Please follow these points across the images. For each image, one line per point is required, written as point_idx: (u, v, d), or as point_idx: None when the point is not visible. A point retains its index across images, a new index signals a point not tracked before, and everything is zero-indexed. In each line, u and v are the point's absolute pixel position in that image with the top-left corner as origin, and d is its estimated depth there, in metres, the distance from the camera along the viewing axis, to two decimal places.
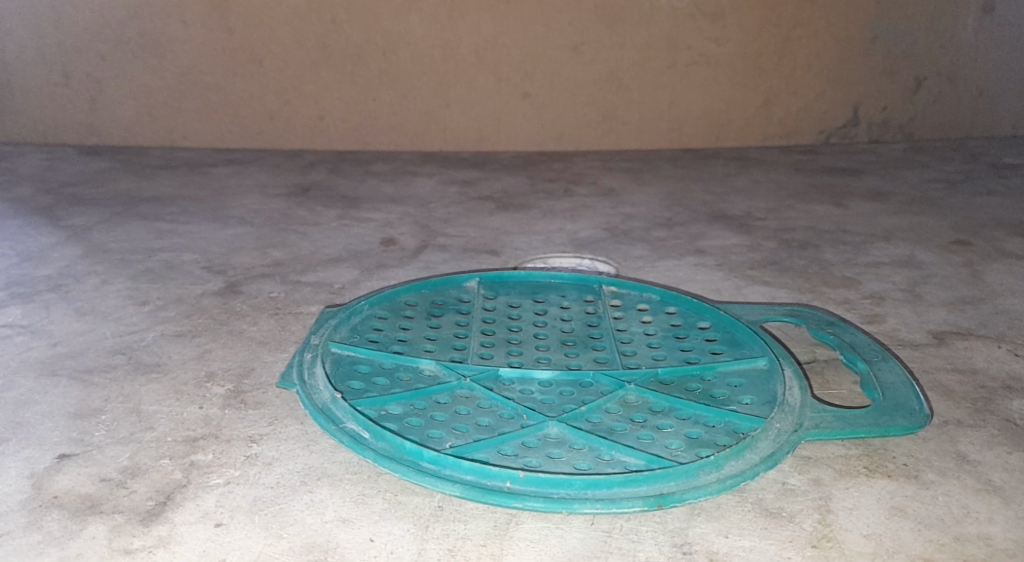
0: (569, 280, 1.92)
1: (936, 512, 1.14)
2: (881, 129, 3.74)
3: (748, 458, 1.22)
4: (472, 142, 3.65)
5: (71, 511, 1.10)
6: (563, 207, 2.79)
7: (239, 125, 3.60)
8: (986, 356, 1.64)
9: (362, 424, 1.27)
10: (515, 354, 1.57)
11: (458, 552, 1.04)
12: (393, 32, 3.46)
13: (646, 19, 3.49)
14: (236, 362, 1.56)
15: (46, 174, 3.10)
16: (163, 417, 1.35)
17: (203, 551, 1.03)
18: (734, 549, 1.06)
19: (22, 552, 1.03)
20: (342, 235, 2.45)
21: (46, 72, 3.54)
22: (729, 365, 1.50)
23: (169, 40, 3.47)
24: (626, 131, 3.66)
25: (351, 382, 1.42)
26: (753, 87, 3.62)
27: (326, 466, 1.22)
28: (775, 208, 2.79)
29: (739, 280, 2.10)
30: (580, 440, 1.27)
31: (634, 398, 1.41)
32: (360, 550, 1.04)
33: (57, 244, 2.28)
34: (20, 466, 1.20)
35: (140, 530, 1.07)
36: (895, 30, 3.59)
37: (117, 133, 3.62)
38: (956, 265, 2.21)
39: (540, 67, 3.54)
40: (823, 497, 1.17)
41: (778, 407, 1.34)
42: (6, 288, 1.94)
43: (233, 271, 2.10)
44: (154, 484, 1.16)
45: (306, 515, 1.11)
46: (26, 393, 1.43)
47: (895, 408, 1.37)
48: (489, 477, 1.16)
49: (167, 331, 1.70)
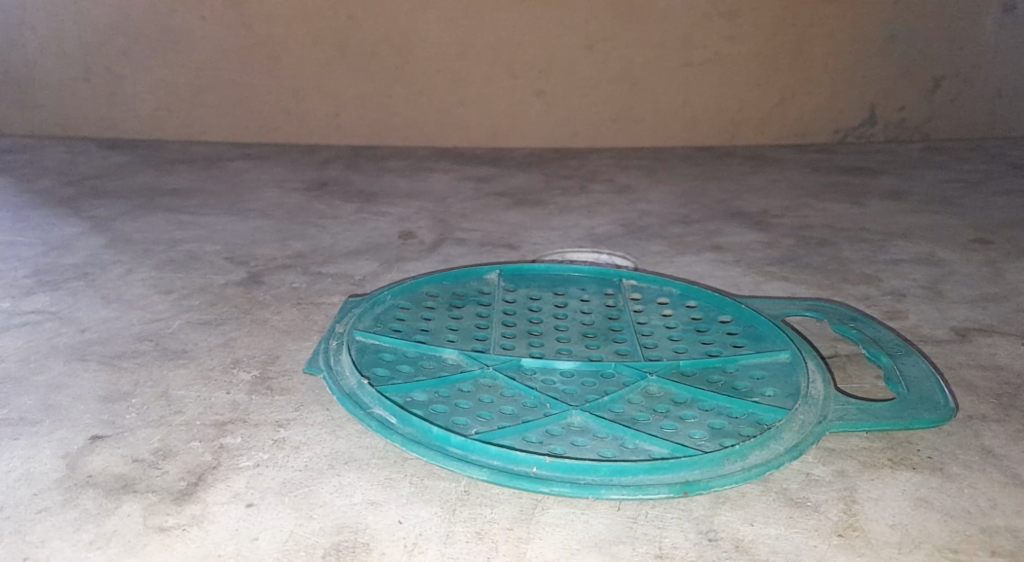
0: (588, 273, 1.93)
1: (962, 504, 1.14)
2: (898, 128, 3.73)
3: (772, 449, 1.22)
4: (489, 138, 3.66)
5: (105, 489, 1.12)
6: (580, 204, 2.80)
7: (257, 120, 3.63)
8: (1008, 352, 1.64)
9: (389, 410, 1.29)
10: (536, 345, 1.58)
11: (486, 535, 1.05)
12: (410, 29, 3.48)
13: (663, 17, 3.49)
14: (261, 349, 1.57)
15: (67, 166, 3.14)
16: (191, 401, 1.36)
17: (236, 530, 1.05)
18: (760, 537, 1.06)
19: (60, 528, 1.04)
20: (361, 229, 2.47)
21: (67, 66, 3.57)
22: (751, 358, 1.50)
23: (188, 35, 3.50)
24: (642, 129, 3.67)
25: (376, 369, 1.43)
26: (770, 86, 3.62)
27: (352, 451, 1.23)
28: (792, 206, 2.78)
29: (758, 276, 2.10)
30: (603, 429, 1.28)
31: (656, 389, 1.41)
32: (389, 532, 1.05)
33: (81, 234, 2.31)
34: (54, 446, 1.22)
35: (174, 509, 1.08)
36: (914, 30, 3.57)
37: (137, 128, 3.65)
38: (976, 263, 2.20)
39: (557, 65, 3.55)
40: (848, 487, 1.17)
41: (801, 399, 1.35)
42: (33, 276, 1.97)
43: (255, 262, 2.12)
44: (185, 465, 1.18)
45: (334, 497, 1.12)
46: (56, 377, 1.45)
47: (919, 402, 1.37)
48: (515, 463, 1.17)
49: (192, 319, 1.71)
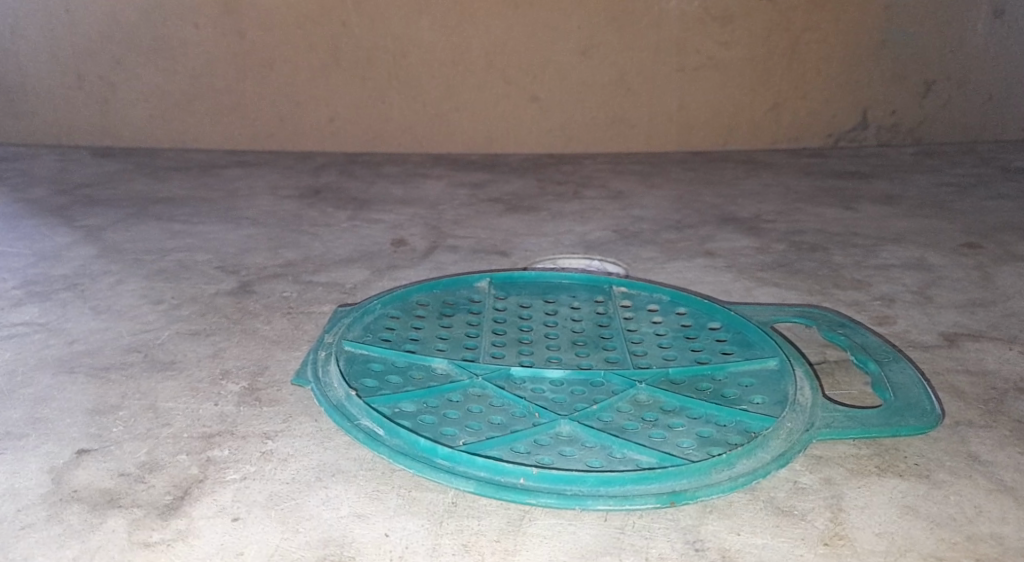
0: (579, 280, 1.93)
1: (948, 512, 1.14)
2: (889, 132, 3.74)
3: (760, 457, 1.23)
4: (481, 144, 3.66)
5: (90, 504, 1.12)
6: (572, 210, 2.80)
7: (250, 127, 3.63)
8: (997, 358, 1.65)
9: (377, 421, 1.29)
10: (526, 353, 1.58)
11: (472, 547, 1.05)
12: (402, 36, 3.48)
13: (654, 23, 3.50)
14: (251, 360, 1.57)
15: (60, 175, 3.13)
16: (179, 413, 1.36)
17: (220, 545, 1.04)
18: (746, 546, 1.06)
19: (44, 544, 1.04)
20: (353, 236, 2.47)
21: (59, 74, 3.57)
22: (740, 365, 1.50)
23: (180, 43, 3.49)
24: (635, 134, 3.68)
25: (365, 380, 1.43)
26: (761, 90, 3.63)
27: (340, 463, 1.23)
28: (784, 210, 2.79)
29: (749, 281, 2.10)
30: (592, 438, 1.28)
31: (645, 397, 1.41)
32: (376, 545, 1.05)
33: (72, 244, 2.30)
34: (40, 461, 1.22)
35: (159, 524, 1.08)
36: (905, 34, 3.58)
37: (130, 135, 3.65)
38: (966, 267, 2.21)
39: (549, 70, 3.55)
40: (835, 496, 1.17)
41: (789, 407, 1.35)
42: (23, 287, 1.97)
43: (246, 271, 2.12)
44: (172, 479, 1.18)
45: (321, 510, 1.12)
46: (44, 389, 1.44)
47: (906, 408, 1.38)
48: (502, 474, 1.17)
49: (182, 329, 1.71)
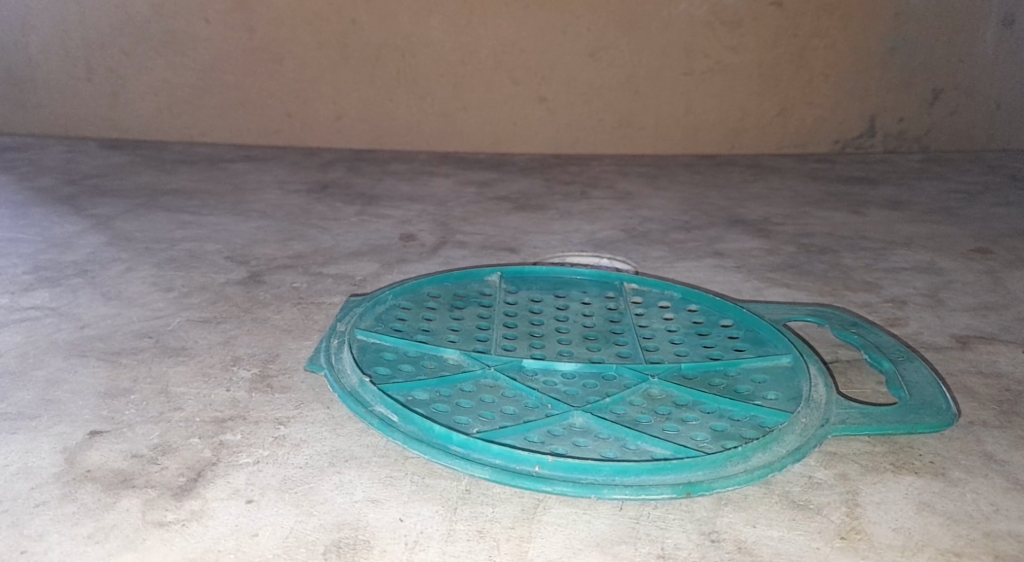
0: (590, 276, 1.93)
1: (965, 509, 1.13)
2: (896, 139, 3.74)
3: (776, 451, 1.22)
4: (487, 143, 3.66)
5: (104, 484, 1.11)
6: (580, 209, 2.80)
7: (258, 123, 3.63)
8: (1009, 360, 1.64)
9: (391, 408, 1.29)
10: (537, 346, 1.57)
11: (487, 533, 1.05)
12: (412, 35, 3.48)
13: (662, 27, 3.50)
14: (262, 347, 1.57)
15: (68, 165, 3.13)
16: (191, 398, 1.36)
17: (234, 526, 1.04)
18: (762, 538, 1.06)
19: (58, 521, 1.04)
20: (362, 231, 2.46)
21: (69, 66, 3.57)
22: (753, 362, 1.50)
23: (191, 38, 3.50)
24: (642, 136, 3.67)
25: (378, 368, 1.43)
26: (769, 95, 3.62)
27: (352, 449, 1.22)
28: (792, 214, 2.79)
29: (759, 282, 2.10)
30: (605, 430, 1.27)
31: (658, 391, 1.41)
32: (390, 530, 1.05)
33: (81, 233, 2.30)
34: (53, 441, 1.22)
35: (173, 504, 1.08)
36: (914, 42, 3.59)
37: (138, 129, 3.65)
38: (978, 272, 2.20)
39: (557, 72, 3.56)
40: (851, 491, 1.16)
41: (803, 403, 1.35)
42: (33, 272, 1.96)
43: (256, 261, 2.11)
44: (185, 462, 1.17)
45: (335, 495, 1.11)
46: (55, 372, 1.44)
47: (921, 406, 1.37)
48: (517, 461, 1.16)
49: (193, 317, 1.71)
